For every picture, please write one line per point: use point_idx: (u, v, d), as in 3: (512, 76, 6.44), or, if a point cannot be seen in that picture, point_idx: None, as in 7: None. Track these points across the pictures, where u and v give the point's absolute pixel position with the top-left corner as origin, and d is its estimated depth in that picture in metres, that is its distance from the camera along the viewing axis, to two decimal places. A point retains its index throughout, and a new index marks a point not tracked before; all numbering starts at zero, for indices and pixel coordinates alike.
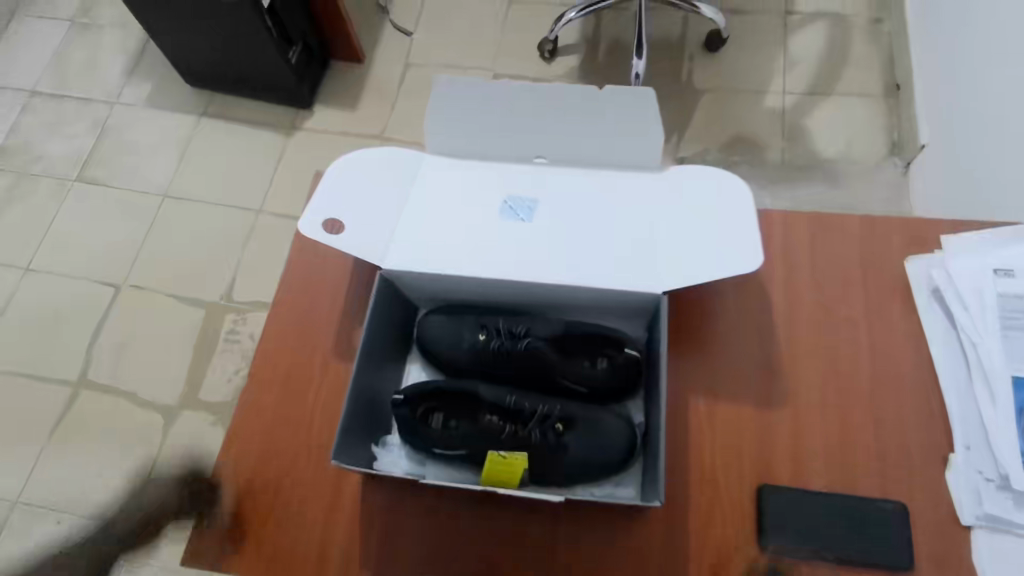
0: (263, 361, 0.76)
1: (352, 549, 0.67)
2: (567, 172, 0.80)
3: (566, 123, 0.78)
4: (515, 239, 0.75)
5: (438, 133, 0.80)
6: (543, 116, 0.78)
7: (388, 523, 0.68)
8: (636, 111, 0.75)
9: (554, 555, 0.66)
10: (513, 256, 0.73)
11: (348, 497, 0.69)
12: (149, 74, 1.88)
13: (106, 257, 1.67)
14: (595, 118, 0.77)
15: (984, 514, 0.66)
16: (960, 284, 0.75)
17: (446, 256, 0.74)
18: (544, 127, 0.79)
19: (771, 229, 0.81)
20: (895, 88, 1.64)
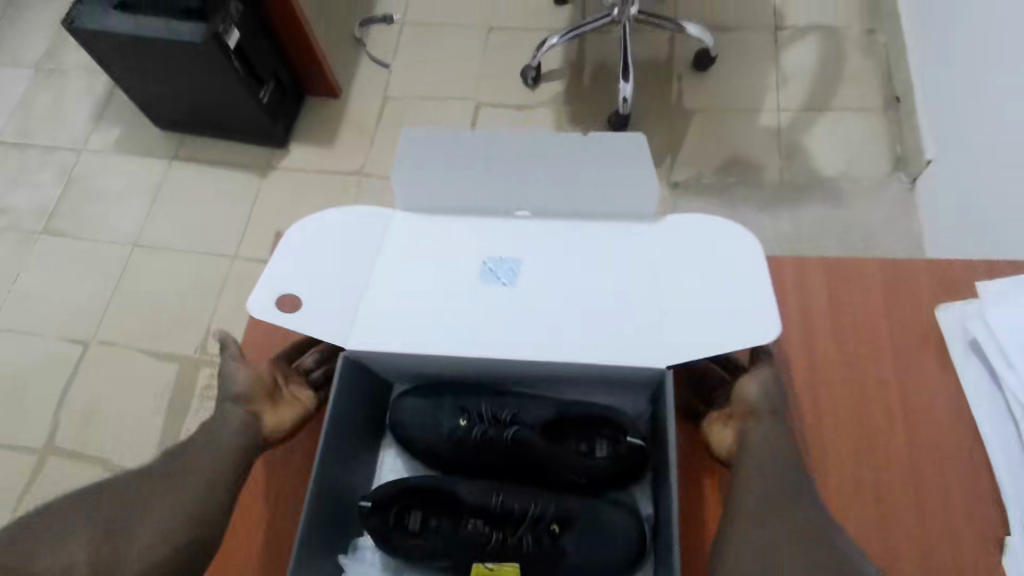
0: (278, 454, 0.72)
1: None
2: (553, 226, 0.72)
3: (549, 174, 0.70)
4: (495, 309, 0.67)
5: (407, 187, 0.71)
6: (522, 167, 0.70)
7: None
8: (627, 159, 0.67)
9: None
10: (496, 331, 0.65)
11: None
12: (118, 118, 1.80)
13: (73, 313, 1.57)
14: (581, 168, 0.69)
15: None
16: (1002, 336, 0.66)
17: (419, 333, 0.66)
18: (525, 179, 0.70)
19: (782, 279, 0.73)
20: (895, 101, 1.57)
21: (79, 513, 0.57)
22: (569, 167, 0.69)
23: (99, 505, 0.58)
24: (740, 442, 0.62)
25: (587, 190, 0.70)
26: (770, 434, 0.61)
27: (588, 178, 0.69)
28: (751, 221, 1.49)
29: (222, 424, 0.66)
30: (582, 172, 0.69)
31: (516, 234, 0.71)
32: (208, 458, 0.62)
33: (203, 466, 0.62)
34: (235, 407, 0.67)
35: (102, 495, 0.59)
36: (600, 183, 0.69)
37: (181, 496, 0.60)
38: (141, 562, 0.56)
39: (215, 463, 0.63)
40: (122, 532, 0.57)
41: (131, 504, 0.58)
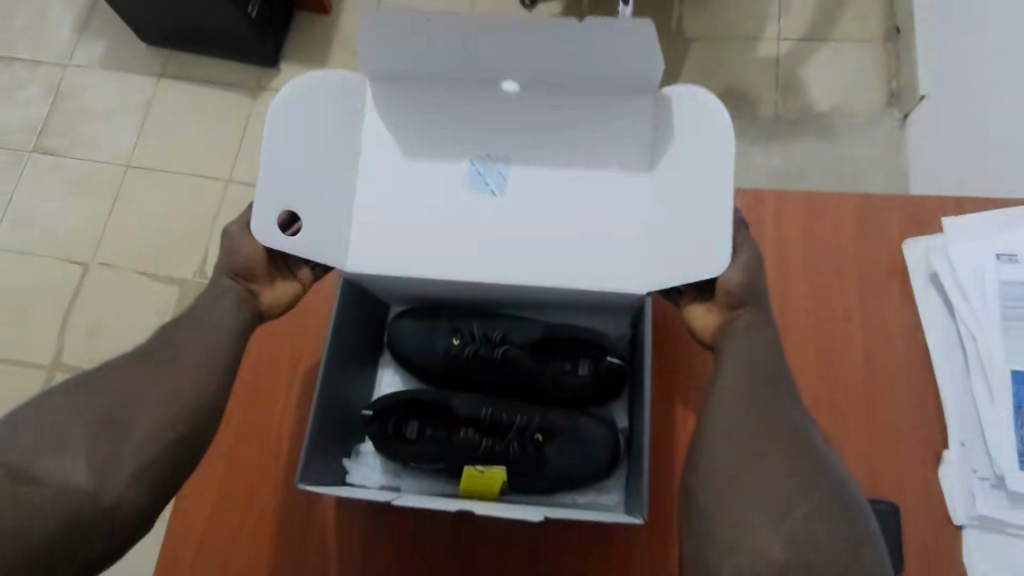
0: (273, 363, 0.72)
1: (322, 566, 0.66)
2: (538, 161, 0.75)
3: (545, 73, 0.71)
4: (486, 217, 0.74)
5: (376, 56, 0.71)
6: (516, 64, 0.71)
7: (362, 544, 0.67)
8: (631, 54, 0.65)
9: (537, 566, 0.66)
10: None
11: (321, 517, 0.67)
12: (102, 32, 1.75)
13: (71, 233, 1.59)
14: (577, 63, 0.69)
15: (977, 514, 0.66)
16: (961, 272, 0.73)
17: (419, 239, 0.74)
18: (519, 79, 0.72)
19: (762, 212, 0.76)
20: (896, 33, 1.55)
21: (69, 412, 0.56)
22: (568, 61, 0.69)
23: (90, 402, 0.57)
24: (724, 329, 0.63)
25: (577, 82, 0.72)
26: (756, 325, 0.62)
27: (580, 81, 0.72)
28: (742, 154, 1.50)
29: (218, 301, 0.64)
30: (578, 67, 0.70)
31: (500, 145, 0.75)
32: (196, 351, 0.61)
33: (192, 355, 0.61)
34: (233, 281, 0.65)
35: (90, 392, 0.57)
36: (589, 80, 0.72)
37: (171, 390, 0.58)
38: (137, 458, 0.55)
39: (216, 338, 0.62)
40: (117, 425, 0.56)
41: (121, 399, 0.57)
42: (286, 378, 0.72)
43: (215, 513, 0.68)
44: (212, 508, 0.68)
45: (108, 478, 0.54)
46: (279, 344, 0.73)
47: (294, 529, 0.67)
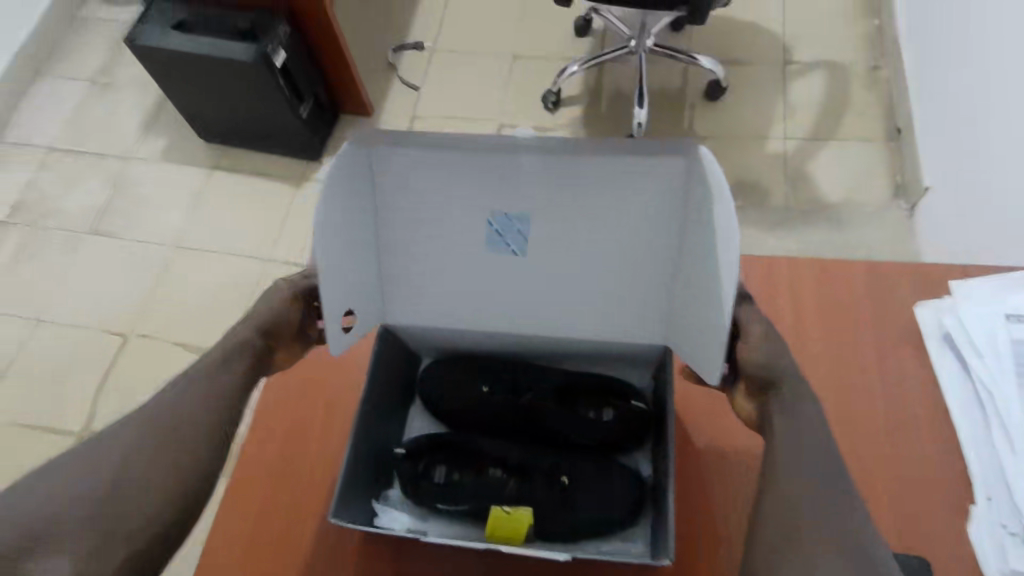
0: (308, 407, 0.76)
1: None
2: None
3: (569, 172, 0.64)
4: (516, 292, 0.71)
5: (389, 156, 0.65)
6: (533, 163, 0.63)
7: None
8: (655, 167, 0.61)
9: None
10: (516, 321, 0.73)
11: (348, 559, 0.68)
12: (165, 130, 1.94)
13: (116, 308, 1.68)
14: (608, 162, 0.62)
15: (1010, 569, 0.65)
16: (971, 330, 0.75)
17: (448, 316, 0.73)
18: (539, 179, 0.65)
19: (777, 276, 0.82)
20: (897, 132, 1.65)
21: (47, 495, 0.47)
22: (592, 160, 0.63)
23: (71, 481, 0.48)
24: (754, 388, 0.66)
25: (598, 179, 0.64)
26: None
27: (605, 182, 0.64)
28: (756, 240, 1.57)
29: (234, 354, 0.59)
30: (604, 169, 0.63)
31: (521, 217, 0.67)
32: (199, 413, 0.54)
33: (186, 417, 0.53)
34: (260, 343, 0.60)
35: (73, 466, 0.49)
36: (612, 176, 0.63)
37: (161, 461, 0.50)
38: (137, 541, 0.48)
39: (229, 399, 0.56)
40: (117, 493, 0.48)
41: (118, 468, 0.49)
42: (321, 421, 0.75)
43: (242, 560, 0.68)
44: (241, 554, 0.69)
45: (101, 566, 0.46)
46: (315, 388, 0.77)
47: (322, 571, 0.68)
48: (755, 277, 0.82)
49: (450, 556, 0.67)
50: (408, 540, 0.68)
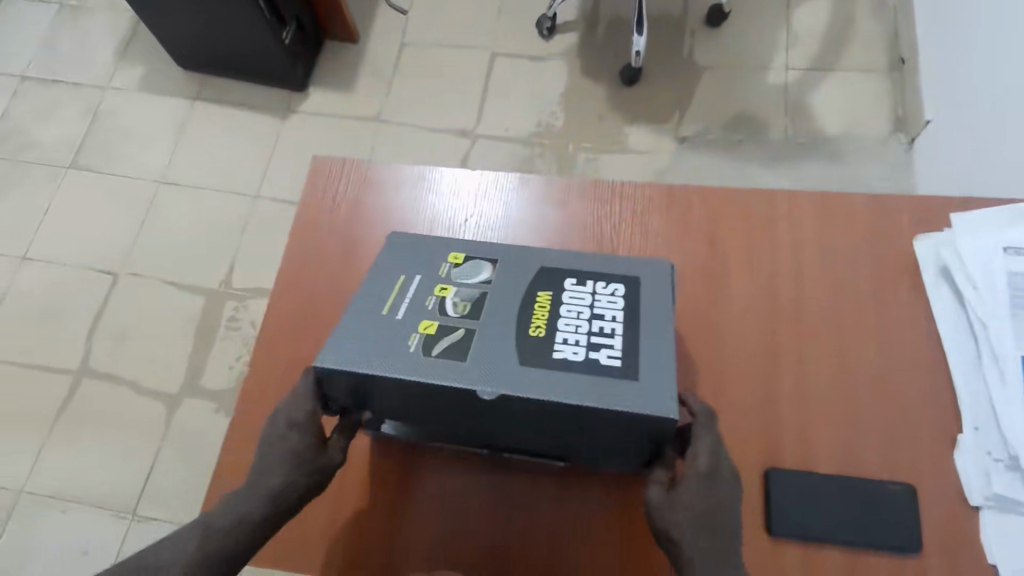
0: (294, 334, 0.82)
1: (361, 504, 0.73)
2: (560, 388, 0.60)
3: (562, 332, 0.64)
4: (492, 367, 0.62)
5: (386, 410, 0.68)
6: (517, 386, 0.60)
7: (403, 492, 0.74)
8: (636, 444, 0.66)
9: (560, 525, 0.71)
10: (496, 362, 0.62)
11: (358, 465, 0.75)
12: (141, 57, 1.85)
13: (104, 245, 1.64)
14: (608, 331, 0.64)
15: (993, 495, 0.67)
16: (969, 265, 0.76)
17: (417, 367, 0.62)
18: (542, 328, 0.65)
19: (777, 214, 0.82)
20: (900, 63, 1.61)
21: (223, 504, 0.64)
22: (577, 370, 0.61)
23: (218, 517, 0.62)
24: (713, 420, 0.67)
25: (560, 427, 0.63)
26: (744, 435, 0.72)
27: (602, 286, 0.68)
28: (753, 176, 1.55)
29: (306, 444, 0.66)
30: (607, 331, 0.64)
31: (537, 254, 0.72)
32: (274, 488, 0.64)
33: (237, 510, 0.63)
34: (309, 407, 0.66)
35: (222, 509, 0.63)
36: (611, 339, 0.63)
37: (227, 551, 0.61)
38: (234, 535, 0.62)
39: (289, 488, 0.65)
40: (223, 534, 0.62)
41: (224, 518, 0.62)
42: (309, 343, 0.82)
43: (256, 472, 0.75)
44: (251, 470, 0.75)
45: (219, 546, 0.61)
46: (297, 313, 0.83)
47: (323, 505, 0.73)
48: (755, 212, 0.82)
49: (458, 459, 0.75)
50: (418, 447, 0.76)
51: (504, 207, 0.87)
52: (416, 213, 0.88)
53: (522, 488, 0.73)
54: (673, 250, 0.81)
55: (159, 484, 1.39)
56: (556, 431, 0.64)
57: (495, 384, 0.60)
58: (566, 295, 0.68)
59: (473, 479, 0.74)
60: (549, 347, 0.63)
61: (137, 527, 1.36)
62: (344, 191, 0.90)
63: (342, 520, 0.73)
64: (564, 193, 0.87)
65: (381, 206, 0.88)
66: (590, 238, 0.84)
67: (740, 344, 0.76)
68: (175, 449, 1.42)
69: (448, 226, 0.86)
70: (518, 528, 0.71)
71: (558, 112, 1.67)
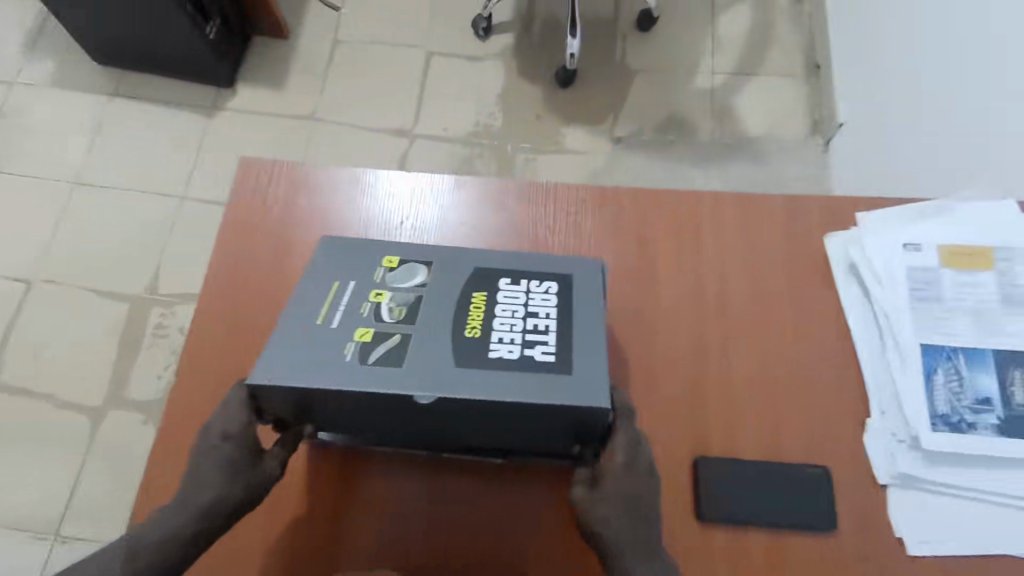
0: (225, 340, 0.80)
1: (298, 513, 0.72)
2: (497, 390, 0.61)
3: (498, 332, 0.65)
4: (429, 371, 0.62)
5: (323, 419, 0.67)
6: (456, 390, 0.61)
7: (342, 498, 0.73)
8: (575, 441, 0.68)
9: (501, 523, 0.72)
10: (436, 367, 0.63)
11: (295, 473, 0.74)
12: (51, 50, 1.73)
13: (14, 251, 1.54)
14: (542, 328, 0.65)
15: (898, 474, 0.73)
16: (874, 261, 0.82)
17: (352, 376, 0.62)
18: (478, 329, 0.66)
19: (701, 213, 0.86)
20: (816, 69, 1.70)
21: (153, 520, 0.62)
22: (513, 370, 0.62)
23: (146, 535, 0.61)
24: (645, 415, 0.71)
25: (499, 424, 0.64)
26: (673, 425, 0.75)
27: (536, 284, 0.70)
28: (684, 175, 1.61)
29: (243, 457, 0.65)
30: (541, 328, 0.65)
31: (472, 254, 0.73)
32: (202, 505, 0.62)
33: (167, 527, 0.61)
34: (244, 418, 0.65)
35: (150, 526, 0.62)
36: (546, 336, 0.64)
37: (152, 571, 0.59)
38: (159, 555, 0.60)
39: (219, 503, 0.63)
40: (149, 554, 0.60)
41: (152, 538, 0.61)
42: (241, 350, 0.79)
43: None
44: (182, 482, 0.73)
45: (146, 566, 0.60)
46: (226, 321, 0.81)
47: (259, 517, 0.71)
48: (683, 213, 0.86)
49: (399, 462, 0.75)
50: (357, 451, 0.75)
51: (439, 209, 0.87)
52: (351, 215, 0.87)
53: (463, 488, 0.74)
54: (606, 250, 0.84)
55: (83, 503, 1.32)
56: (496, 431, 0.65)
57: (433, 389, 0.61)
58: (501, 294, 0.69)
59: (414, 481, 0.74)
60: (485, 347, 0.64)
61: (58, 549, 1.28)
62: (274, 193, 0.88)
63: (279, 531, 0.71)
64: (499, 195, 0.88)
65: (313, 209, 0.87)
66: (526, 238, 0.85)
67: (669, 339, 0.79)
68: (100, 465, 1.35)
69: (383, 228, 0.86)
70: (458, 528, 0.72)
71: (495, 112, 1.68)
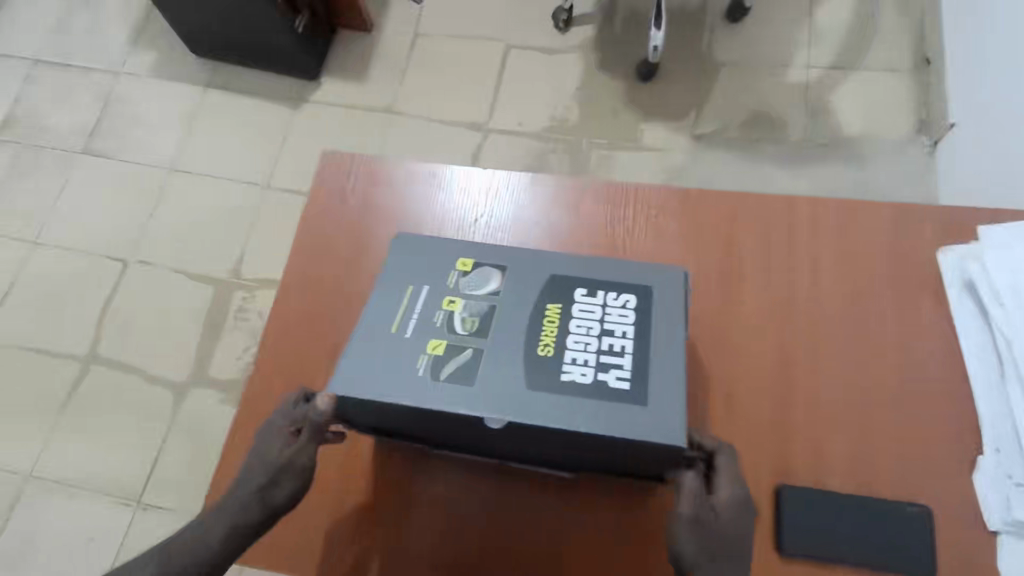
0: (300, 330, 0.81)
1: (362, 509, 0.72)
2: (569, 415, 0.60)
3: (571, 351, 0.64)
4: (500, 390, 0.62)
5: (393, 425, 0.68)
6: (528, 412, 0.61)
7: (406, 498, 0.72)
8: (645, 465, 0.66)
9: (565, 538, 0.70)
10: (509, 385, 0.62)
11: (362, 469, 0.74)
12: (153, 42, 1.83)
13: (114, 232, 1.64)
14: (618, 350, 0.64)
15: (1013, 520, 0.65)
16: (998, 278, 0.73)
17: (425, 392, 0.62)
18: (552, 346, 0.65)
19: (795, 219, 0.80)
20: (925, 63, 1.57)
21: (219, 512, 0.65)
22: (586, 394, 0.61)
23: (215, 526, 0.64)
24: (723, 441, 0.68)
25: (568, 446, 0.63)
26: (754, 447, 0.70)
27: (613, 297, 0.68)
28: (770, 176, 1.52)
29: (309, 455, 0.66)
30: (617, 350, 0.64)
31: (548, 259, 0.71)
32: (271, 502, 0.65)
33: (233, 522, 0.64)
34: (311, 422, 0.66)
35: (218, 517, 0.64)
36: (621, 359, 0.63)
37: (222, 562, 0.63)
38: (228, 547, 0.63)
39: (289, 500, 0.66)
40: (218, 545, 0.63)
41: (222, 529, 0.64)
42: (315, 342, 0.81)
43: None
44: None
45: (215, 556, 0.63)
46: (302, 311, 0.82)
47: (325, 511, 0.72)
48: (775, 218, 0.80)
49: (464, 466, 0.73)
50: (423, 451, 0.74)
51: (515, 207, 0.85)
52: (426, 211, 0.86)
53: (528, 498, 0.72)
54: (689, 255, 0.79)
55: (166, 474, 1.40)
56: (564, 450, 0.64)
57: (504, 412, 0.61)
58: (576, 308, 0.67)
59: (479, 487, 0.72)
60: (558, 368, 0.63)
61: (142, 515, 1.36)
62: (353, 187, 0.88)
63: (343, 527, 0.72)
64: (576, 194, 0.85)
65: (389, 203, 0.87)
66: (603, 240, 0.82)
67: (754, 354, 0.74)
68: (182, 438, 1.43)
69: (457, 225, 0.85)
70: (521, 538, 0.70)
71: (572, 107, 1.65)
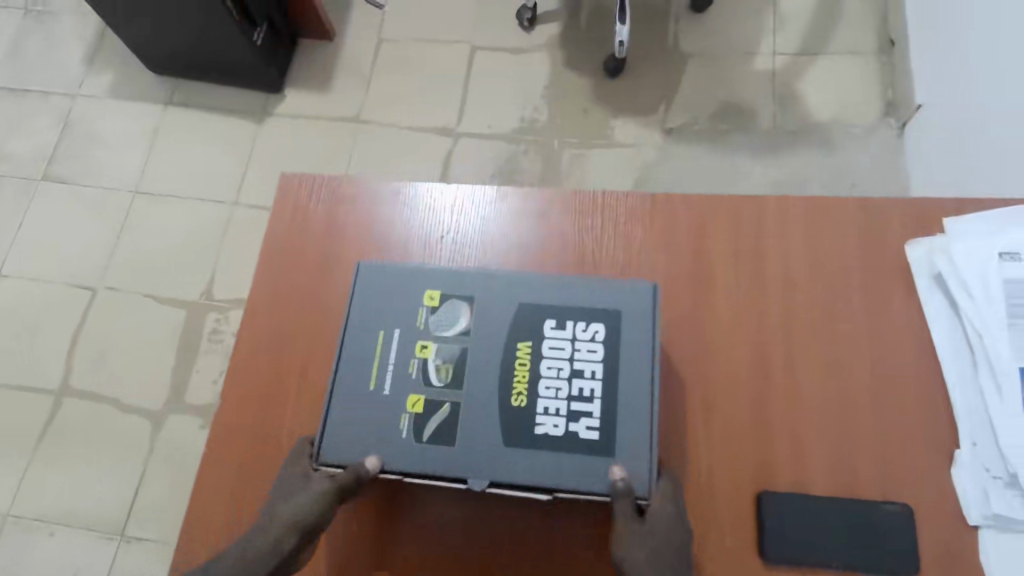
0: (267, 354, 0.79)
1: (339, 546, 0.70)
2: (544, 474, 0.63)
3: (543, 400, 0.65)
4: (477, 448, 0.64)
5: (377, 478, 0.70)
6: (505, 472, 0.63)
7: (383, 531, 0.71)
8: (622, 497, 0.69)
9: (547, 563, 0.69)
10: (487, 441, 0.64)
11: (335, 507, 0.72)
12: (110, 62, 1.79)
13: (81, 260, 1.60)
14: (587, 396, 0.64)
15: (992, 513, 0.65)
16: (964, 270, 0.74)
17: (404, 458, 0.64)
18: (524, 395, 0.65)
19: (764, 219, 0.79)
20: (890, 45, 1.57)
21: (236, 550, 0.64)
22: (560, 448, 0.63)
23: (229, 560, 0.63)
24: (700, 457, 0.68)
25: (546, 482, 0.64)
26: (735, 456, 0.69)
27: (582, 329, 0.67)
28: (742, 166, 1.51)
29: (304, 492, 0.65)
30: (587, 396, 0.65)
31: (517, 281, 0.70)
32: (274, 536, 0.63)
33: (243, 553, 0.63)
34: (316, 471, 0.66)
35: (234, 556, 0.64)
36: (591, 408, 0.64)
37: None
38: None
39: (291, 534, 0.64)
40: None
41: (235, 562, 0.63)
42: (282, 366, 0.79)
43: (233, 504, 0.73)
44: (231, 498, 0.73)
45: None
46: (269, 335, 0.80)
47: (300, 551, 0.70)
48: (744, 219, 0.79)
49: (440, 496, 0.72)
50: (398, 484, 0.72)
51: (481, 220, 0.84)
52: (392, 230, 0.84)
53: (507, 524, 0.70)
54: (659, 262, 0.78)
55: (148, 505, 1.37)
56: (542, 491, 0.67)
57: (484, 474, 0.63)
58: (546, 345, 0.67)
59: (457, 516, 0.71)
60: (531, 419, 0.64)
61: (126, 548, 1.34)
62: (315, 207, 0.86)
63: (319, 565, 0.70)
64: (542, 202, 0.83)
65: (353, 222, 0.85)
66: (572, 250, 0.81)
67: (730, 359, 0.73)
68: (162, 467, 1.40)
69: (424, 243, 0.83)
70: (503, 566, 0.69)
71: (541, 107, 1.63)
